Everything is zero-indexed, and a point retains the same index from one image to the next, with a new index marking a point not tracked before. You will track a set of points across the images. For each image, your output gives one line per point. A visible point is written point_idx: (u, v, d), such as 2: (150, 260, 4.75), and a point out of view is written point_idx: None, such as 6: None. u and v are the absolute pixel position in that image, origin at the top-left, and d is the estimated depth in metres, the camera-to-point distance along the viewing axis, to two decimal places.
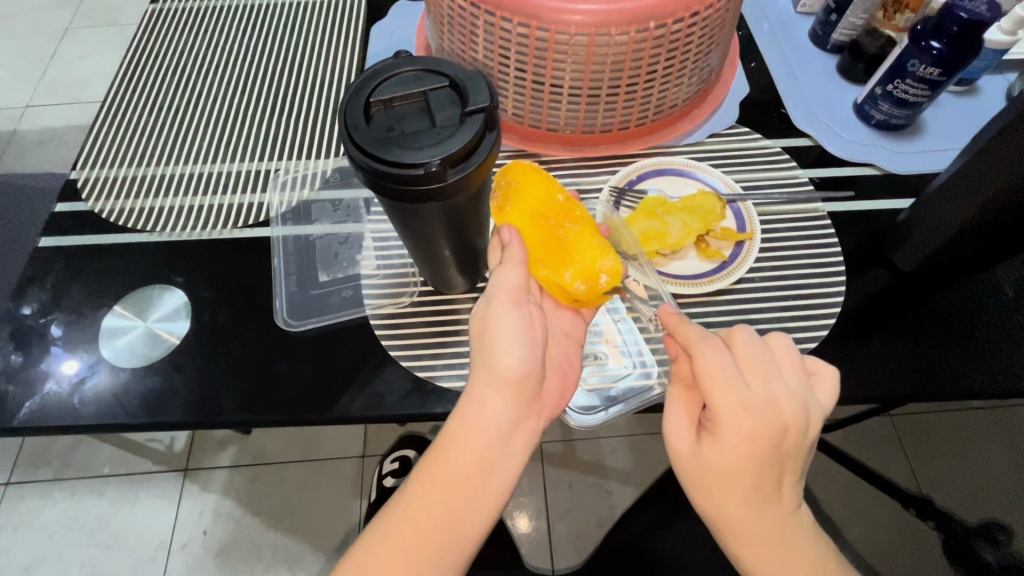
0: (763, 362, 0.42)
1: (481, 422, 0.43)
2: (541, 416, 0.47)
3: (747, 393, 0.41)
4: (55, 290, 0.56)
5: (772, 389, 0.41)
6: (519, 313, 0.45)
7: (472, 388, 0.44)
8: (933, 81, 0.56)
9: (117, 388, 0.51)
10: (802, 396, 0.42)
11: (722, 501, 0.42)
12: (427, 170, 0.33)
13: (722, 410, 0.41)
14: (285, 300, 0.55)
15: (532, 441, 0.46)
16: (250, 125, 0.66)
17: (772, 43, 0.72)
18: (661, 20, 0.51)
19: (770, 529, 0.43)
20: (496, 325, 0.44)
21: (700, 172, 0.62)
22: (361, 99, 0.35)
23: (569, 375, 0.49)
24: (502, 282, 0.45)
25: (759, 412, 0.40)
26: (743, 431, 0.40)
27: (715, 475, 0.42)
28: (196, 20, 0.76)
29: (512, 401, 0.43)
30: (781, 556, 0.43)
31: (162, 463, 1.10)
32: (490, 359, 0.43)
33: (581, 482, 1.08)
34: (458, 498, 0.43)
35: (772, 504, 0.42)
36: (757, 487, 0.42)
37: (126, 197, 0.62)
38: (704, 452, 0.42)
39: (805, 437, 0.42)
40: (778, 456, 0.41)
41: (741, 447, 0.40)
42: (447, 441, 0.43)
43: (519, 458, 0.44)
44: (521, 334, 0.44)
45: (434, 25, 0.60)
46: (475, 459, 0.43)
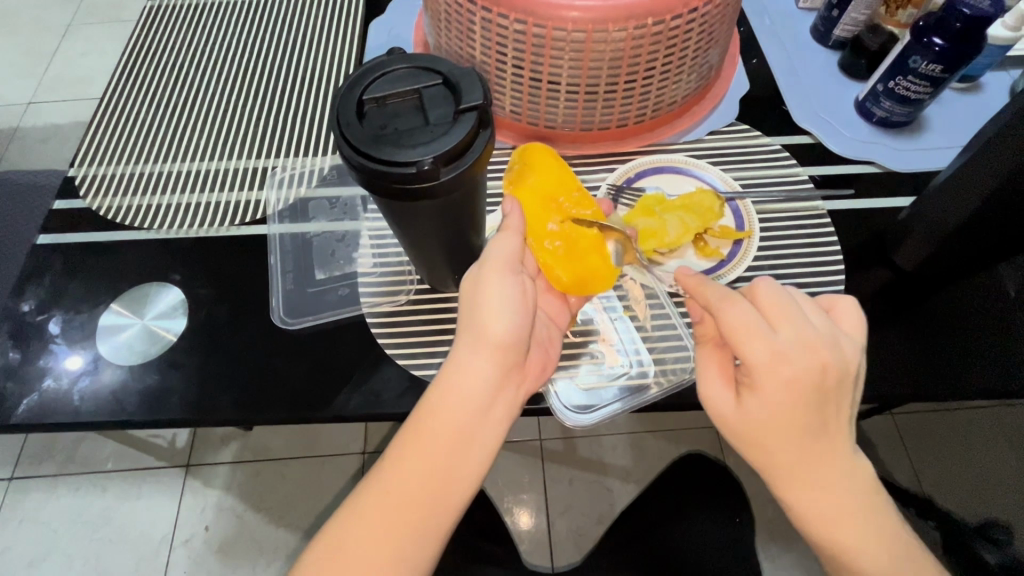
0: (786, 304, 0.41)
1: (465, 383, 0.43)
2: (522, 389, 0.47)
3: (775, 339, 0.39)
4: (55, 287, 0.56)
5: (801, 331, 0.40)
6: (512, 278, 0.45)
7: (458, 350, 0.44)
8: (936, 77, 0.55)
9: (115, 385, 0.52)
10: (829, 332, 0.41)
11: (776, 454, 0.41)
12: (420, 168, 0.33)
13: (754, 360, 0.39)
14: (282, 298, 0.55)
15: (511, 414, 0.45)
16: (248, 121, 0.66)
17: (774, 39, 0.71)
18: (659, 16, 0.50)
19: (820, 471, 0.41)
20: (488, 288, 0.44)
21: (700, 169, 0.62)
22: (354, 95, 0.35)
23: (548, 353, 0.50)
24: (495, 249, 0.46)
25: (791, 357, 0.39)
26: (782, 378, 0.39)
27: (762, 425, 0.41)
28: (193, 17, 0.76)
29: (496, 363, 0.43)
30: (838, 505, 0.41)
31: (163, 458, 1.10)
32: (480, 323, 0.44)
33: (581, 479, 1.08)
34: (441, 460, 0.42)
35: (824, 448, 0.41)
36: (806, 434, 0.40)
37: (124, 194, 0.62)
38: (748, 404, 0.41)
39: (845, 374, 0.40)
40: (823, 397, 0.39)
41: (784, 393, 0.39)
42: (432, 408, 0.43)
43: (497, 428, 0.44)
44: (513, 298, 0.44)
45: (431, 21, 0.60)
46: (456, 426, 0.43)
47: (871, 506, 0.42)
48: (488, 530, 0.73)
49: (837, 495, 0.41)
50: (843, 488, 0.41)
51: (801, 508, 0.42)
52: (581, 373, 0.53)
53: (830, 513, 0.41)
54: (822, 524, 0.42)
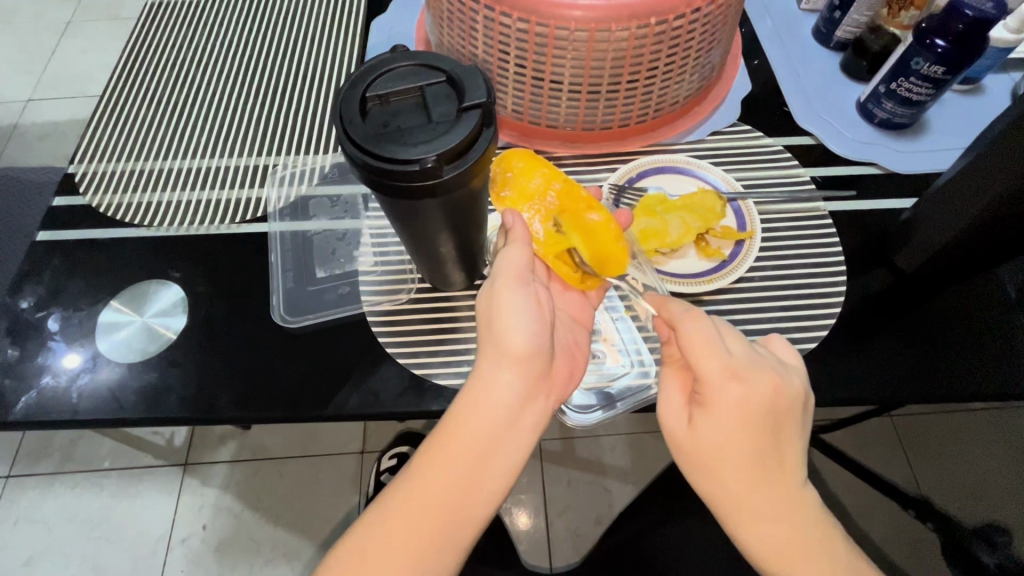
0: (734, 328, 0.44)
1: (489, 398, 0.42)
2: (550, 398, 0.46)
3: (729, 356, 0.41)
4: (53, 284, 0.56)
5: (750, 352, 0.42)
6: (525, 290, 0.45)
7: (480, 366, 0.43)
8: (938, 79, 0.55)
9: (114, 382, 0.51)
10: (778, 359, 0.43)
11: (728, 479, 0.42)
12: (423, 166, 0.33)
13: (709, 375, 0.41)
14: (282, 296, 0.55)
15: (541, 421, 0.45)
16: (248, 119, 0.66)
17: (776, 40, 0.71)
18: (662, 16, 0.50)
19: (765, 500, 0.42)
20: (505, 301, 0.44)
21: (702, 170, 0.62)
22: (357, 92, 0.35)
23: (575, 362, 0.49)
24: (506, 261, 0.45)
25: (745, 375, 0.41)
26: (734, 394, 0.40)
27: (716, 446, 0.41)
28: (194, 14, 0.75)
29: (520, 375, 0.43)
30: (788, 534, 0.42)
31: (161, 457, 1.10)
32: (497, 337, 0.43)
33: (581, 480, 1.07)
34: (467, 471, 0.42)
35: (772, 477, 0.41)
36: (758, 459, 0.41)
37: (124, 191, 0.62)
38: (702, 424, 0.42)
39: (794, 401, 0.42)
40: (772, 419, 0.41)
41: (735, 411, 0.40)
42: (454, 424, 0.42)
43: (526, 439, 0.44)
44: (529, 309, 0.44)
45: (434, 20, 0.60)
46: (481, 441, 0.42)
47: (823, 537, 0.43)
48: (487, 530, 0.72)
49: (787, 523, 0.42)
50: (796, 515, 0.42)
51: (742, 536, 0.43)
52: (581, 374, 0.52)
53: (771, 539, 0.42)
54: (761, 551, 0.42)
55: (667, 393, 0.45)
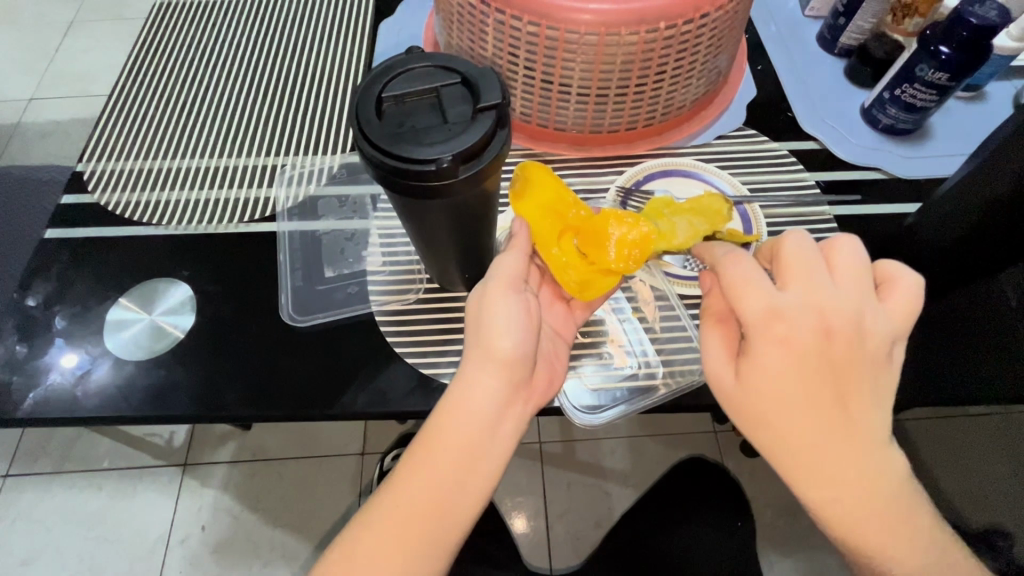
0: (804, 266, 0.40)
1: (468, 401, 0.42)
2: (529, 403, 0.46)
3: (776, 295, 0.39)
4: (60, 282, 0.56)
5: (812, 291, 0.39)
6: (516, 297, 0.45)
7: (465, 368, 0.44)
8: (943, 86, 0.56)
9: (120, 380, 0.51)
10: (856, 301, 0.39)
11: (779, 426, 0.39)
12: (439, 166, 0.33)
13: (749, 315, 0.39)
14: (291, 295, 0.55)
15: (520, 428, 0.45)
16: (257, 118, 0.66)
17: (781, 46, 0.71)
18: (671, 21, 0.51)
19: (829, 454, 0.38)
20: (495, 306, 0.44)
21: (709, 174, 0.62)
22: (373, 93, 0.35)
23: (555, 368, 0.49)
24: (500, 268, 0.46)
25: (792, 314, 0.38)
26: (777, 332, 0.38)
27: (763, 390, 0.39)
28: (203, 15, 0.76)
29: (504, 381, 0.43)
30: (855, 493, 0.38)
31: (161, 457, 1.10)
32: (485, 341, 0.43)
33: (581, 483, 1.08)
34: (449, 476, 0.42)
35: (832, 428, 0.38)
36: (812, 405, 0.38)
37: (133, 190, 0.62)
38: (745, 367, 0.40)
39: (860, 347, 0.39)
40: (824, 363, 0.38)
41: (780, 351, 0.38)
42: (437, 427, 0.42)
43: (506, 446, 0.44)
44: (518, 316, 0.44)
45: (443, 22, 0.61)
46: (462, 446, 0.42)
47: (895, 501, 0.39)
48: (489, 531, 0.73)
49: (854, 483, 0.38)
50: (865, 473, 0.38)
51: (802, 492, 0.40)
52: (588, 375, 0.53)
53: (832, 497, 0.38)
54: (824, 511, 0.39)
55: (710, 341, 0.43)
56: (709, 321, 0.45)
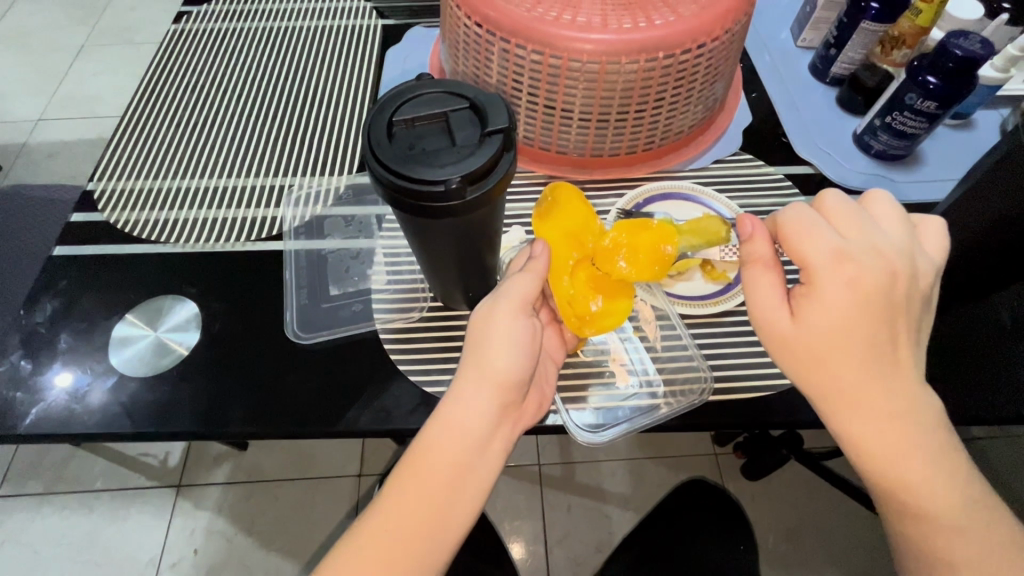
0: (855, 213, 0.41)
1: (463, 418, 0.43)
2: (516, 425, 0.46)
3: (839, 240, 0.40)
4: (67, 299, 0.57)
5: (869, 237, 0.40)
6: (525, 321, 0.45)
7: (461, 382, 0.44)
8: (931, 114, 0.58)
9: (122, 398, 0.52)
10: (904, 247, 0.41)
11: (837, 368, 0.39)
12: (447, 186, 0.34)
13: (815, 260, 0.39)
14: (296, 312, 0.56)
15: (506, 450, 0.45)
16: (266, 140, 0.68)
17: (775, 75, 0.74)
18: (669, 50, 0.53)
19: (881, 393, 0.39)
20: (500, 328, 0.44)
21: (706, 197, 0.64)
22: (385, 116, 0.37)
23: (544, 392, 0.50)
24: (513, 288, 0.45)
25: (856, 256, 0.39)
26: (844, 275, 0.39)
27: (825, 335, 0.39)
28: (215, 41, 0.78)
29: (498, 401, 0.43)
30: (901, 433, 0.40)
31: (155, 478, 1.08)
32: (485, 361, 0.43)
33: (580, 506, 1.06)
34: (436, 496, 0.42)
35: (888, 368, 0.39)
36: (870, 348, 0.39)
37: (142, 209, 0.63)
38: (806, 313, 0.40)
39: (913, 286, 0.40)
40: (888, 304, 0.39)
41: (845, 293, 0.39)
42: (430, 444, 0.43)
43: (494, 467, 0.44)
44: (523, 340, 0.44)
45: (449, 50, 0.63)
46: (452, 466, 0.42)
47: (936, 445, 0.40)
48: (489, 553, 0.72)
49: (901, 423, 0.40)
50: (910, 413, 0.40)
51: (850, 435, 0.40)
52: (589, 394, 0.53)
53: (881, 437, 0.40)
54: (872, 454, 0.40)
55: (762, 290, 0.42)
56: (753, 268, 0.42)
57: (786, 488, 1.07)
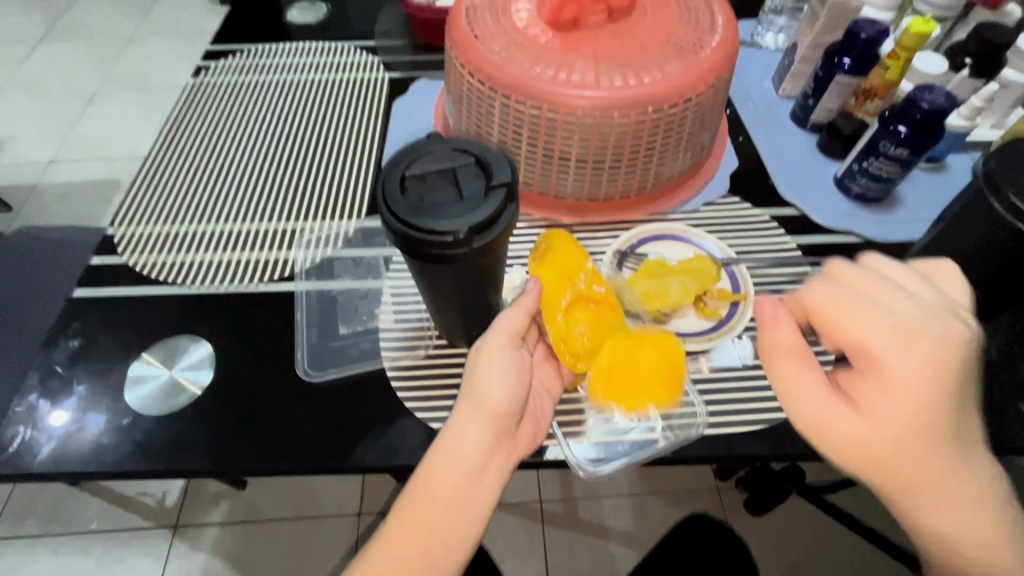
0: (884, 283, 0.42)
1: (459, 447, 0.44)
2: (512, 453, 0.48)
3: (891, 322, 0.40)
4: (85, 339, 0.59)
5: (910, 308, 0.41)
6: (513, 354, 0.47)
7: (457, 413, 0.46)
8: (904, 159, 0.62)
9: (136, 436, 0.53)
10: (943, 308, 0.42)
11: (912, 456, 0.40)
12: (456, 237, 0.37)
13: (870, 348, 0.40)
14: (306, 351, 0.58)
15: (502, 479, 0.46)
16: (279, 186, 0.72)
17: (759, 122, 0.78)
18: (658, 105, 0.57)
19: (952, 468, 0.40)
20: (490, 361, 0.46)
21: (697, 238, 0.66)
22: (397, 172, 0.40)
23: (539, 423, 0.52)
24: (502, 322, 0.48)
25: (913, 338, 0.40)
26: (905, 362, 0.39)
27: (898, 426, 0.39)
28: (232, 93, 0.83)
29: (491, 431, 0.45)
30: (969, 500, 0.41)
31: (152, 518, 1.08)
32: (477, 393, 0.46)
33: (583, 544, 1.06)
34: (434, 525, 0.44)
35: (954, 443, 0.40)
36: (938, 428, 0.40)
37: (160, 252, 0.66)
38: (872, 405, 0.40)
39: (968, 348, 0.41)
40: (953, 379, 0.40)
41: (909, 382, 0.39)
42: (428, 473, 0.45)
43: (490, 497, 0.45)
44: (512, 372, 0.46)
45: (453, 102, 0.67)
46: (450, 495, 0.44)
47: (1000, 503, 0.42)
48: None
49: (969, 491, 0.41)
50: (976, 479, 0.41)
51: (927, 517, 0.41)
52: (588, 428, 0.54)
53: (953, 509, 0.41)
54: (949, 529, 0.41)
55: (814, 386, 0.42)
56: (788, 366, 0.43)
57: (790, 523, 1.07)
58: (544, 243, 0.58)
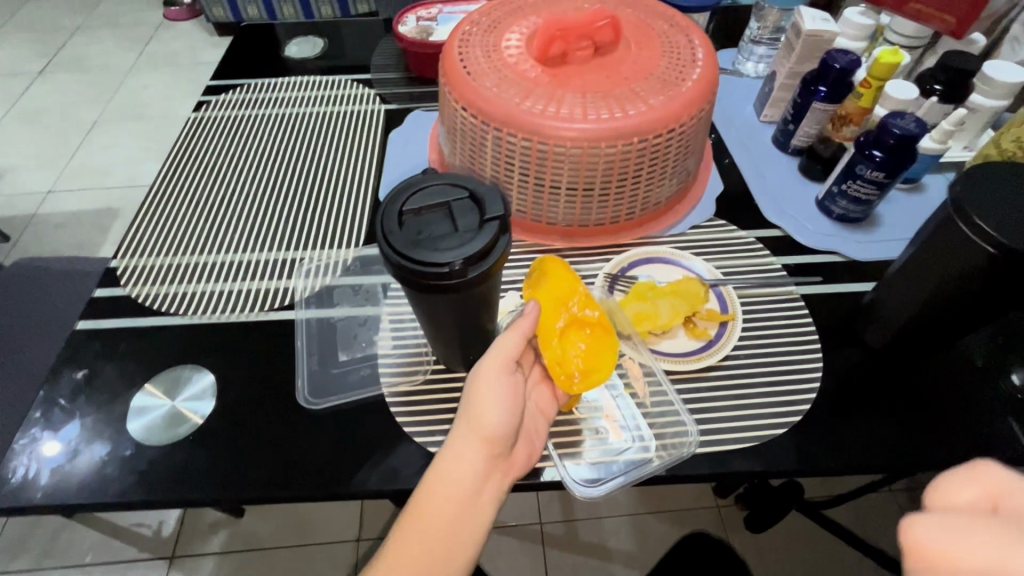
0: None
1: (455, 472, 0.45)
2: (506, 476, 0.49)
3: None
4: (88, 371, 0.60)
5: None
6: (506, 379, 0.49)
7: (453, 438, 0.47)
8: (881, 182, 0.65)
9: (139, 467, 0.54)
10: None
11: None
12: (452, 268, 0.39)
13: None
14: (306, 379, 0.59)
15: (497, 501, 0.48)
16: (279, 216, 0.74)
17: (742, 146, 0.81)
18: (643, 135, 0.60)
19: None
20: (484, 386, 0.48)
21: (684, 260, 0.69)
22: (395, 208, 0.42)
23: (534, 445, 0.53)
24: (496, 348, 0.50)
25: None
26: None
27: None
28: (232, 127, 0.86)
29: (485, 454, 0.47)
30: None
31: (149, 549, 1.07)
32: (472, 417, 0.47)
33: (585, 566, 1.05)
34: (432, 549, 0.44)
35: None
36: None
37: (163, 283, 0.67)
38: None
39: None
40: None
41: None
42: (423, 498, 0.45)
43: (484, 520, 0.46)
44: (505, 396, 0.48)
45: (447, 134, 0.70)
46: (446, 518, 0.45)
47: None
48: None
49: None
50: None
51: None
52: (583, 449, 0.55)
53: None
54: None
55: None
56: None
57: (791, 539, 1.07)
58: (536, 269, 0.59)
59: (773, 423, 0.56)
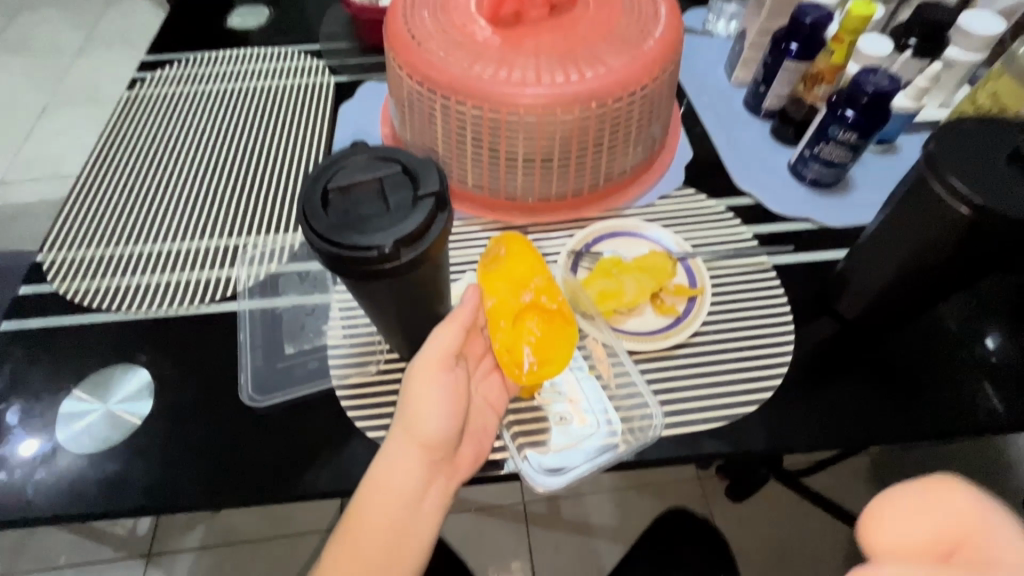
0: None
1: (390, 481, 0.44)
2: (451, 477, 0.48)
3: None
4: (14, 375, 0.56)
5: None
6: (444, 380, 0.46)
7: (389, 444, 0.45)
8: (854, 144, 0.62)
9: (71, 476, 0.50)
10: None
11: None
12: (381, 252, 0.35)
13: None
14: (250, 375, 0.55)
15: (440, 502, 0.47)
16: (219, 200, 0.69)
17: (712, 111, 0.78)
18: (602, 100, 0.56)
19: None
20: (420, 389, 0.45)
21: (651, 232, 0.65)
22: (319, 186, 0.38)
23: (482, 444, 0.50)
24: (432, 345, 0.47)
25: None
26: None
27: None
28: (169, 104, 0.80)
29: (422, 461, 0.45)
30: None
31: (122, 548, 1.04)
32: (407, 423, 0.45)
33: (569, 543, 1.05)
34: (373, 557, 0.44)
35: None
36: None
37: (93, 277, 0.62)
38: None
39: None
40: None
41: None
42: (360, 507, 0.44)
43: (426, 525, 0.46)
44: (442, 400, 0.45)
45: (395, 106, 0.65)
46: (383, 527, 0.44)
47: None
48: None
49: None
50: None
51: None
52: (547, 437, 0.52)
53: None
54: None
55: None
56: None
57: (773, 507, 1.07)
58: (494, 247, 0.57)
59: (742, 401, 0.54)
